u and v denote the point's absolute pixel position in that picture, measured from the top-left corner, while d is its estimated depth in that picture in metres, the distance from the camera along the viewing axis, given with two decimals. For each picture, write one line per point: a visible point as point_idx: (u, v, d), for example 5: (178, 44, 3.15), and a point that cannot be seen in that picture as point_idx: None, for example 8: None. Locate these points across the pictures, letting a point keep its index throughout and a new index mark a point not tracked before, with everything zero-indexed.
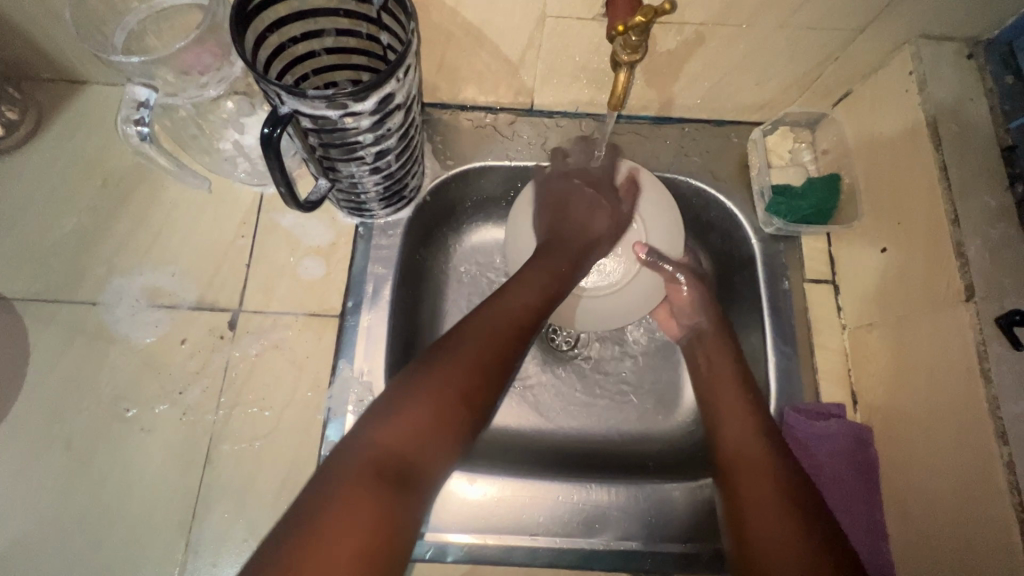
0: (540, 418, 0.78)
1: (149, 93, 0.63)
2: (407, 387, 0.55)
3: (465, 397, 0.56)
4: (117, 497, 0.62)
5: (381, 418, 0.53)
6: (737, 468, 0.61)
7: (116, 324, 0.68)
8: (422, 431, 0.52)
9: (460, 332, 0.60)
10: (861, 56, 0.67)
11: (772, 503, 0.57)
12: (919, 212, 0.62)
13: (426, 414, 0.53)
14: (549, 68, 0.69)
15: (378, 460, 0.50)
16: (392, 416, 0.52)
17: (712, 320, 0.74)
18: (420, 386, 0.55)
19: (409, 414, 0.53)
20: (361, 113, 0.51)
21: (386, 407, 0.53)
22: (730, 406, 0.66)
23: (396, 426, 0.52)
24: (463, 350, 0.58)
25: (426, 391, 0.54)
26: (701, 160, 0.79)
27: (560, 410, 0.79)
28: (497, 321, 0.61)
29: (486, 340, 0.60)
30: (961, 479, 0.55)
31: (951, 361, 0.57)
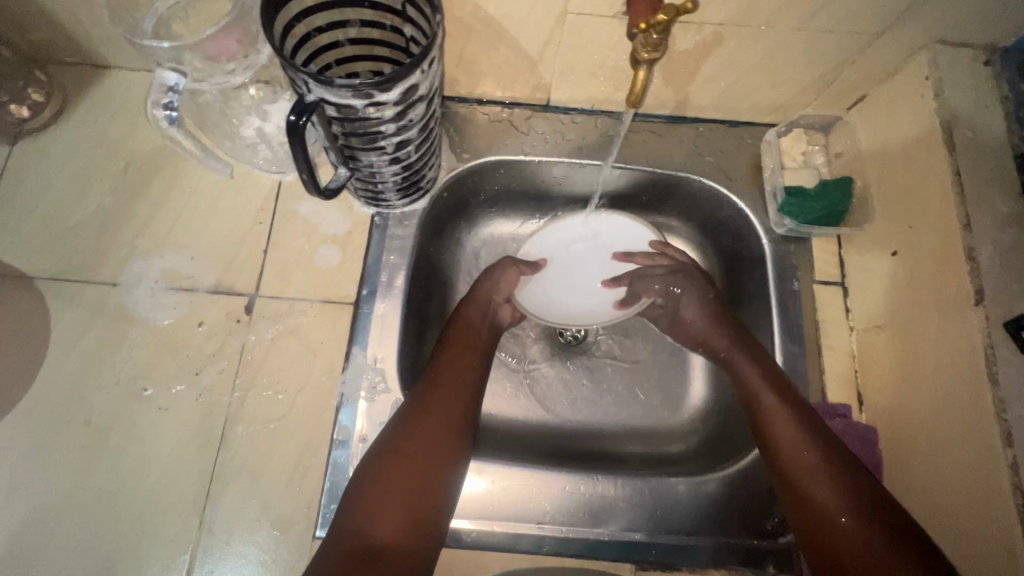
0: (546, 411, 0.79)
1: (177, 79, 0.64)
2: (368, 478, 0.57)
3: (427, 472, 0.58)
4: (134, 475, 0.63)
5: (345, 502, 0.56)
6: (794, 471, 0.60)
7: (136, 305, 0.69)
8: (379, 506, 0.55)
9: (412, 416, 0.61)
10: (878, 61, 0.67)
11: (846, 531, 0.55)
12: (931, 217, 0.63)
13: (375, 491, 0.56)
14: (567, 64, 0.70)
15: (358, 553, 0.52)
16: (363, 512, 0.54)
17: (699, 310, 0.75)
18: (380, 475, 0.56)
19: (374, 504, 0.55)
20: (384, 103, 0.52)
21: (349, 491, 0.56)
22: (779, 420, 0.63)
23: (354, 509, 0.55)
24: (419, 431, 0.60)
25: (376, 472, 0.57)
26: (714, 160, 0.80)
27: (565, 403, 0.80)
28: (442, 387, 0.64)
29: (434, 408, 0.62)
30: (965, 481, 0.56)
31: (957, 363, 0.58)
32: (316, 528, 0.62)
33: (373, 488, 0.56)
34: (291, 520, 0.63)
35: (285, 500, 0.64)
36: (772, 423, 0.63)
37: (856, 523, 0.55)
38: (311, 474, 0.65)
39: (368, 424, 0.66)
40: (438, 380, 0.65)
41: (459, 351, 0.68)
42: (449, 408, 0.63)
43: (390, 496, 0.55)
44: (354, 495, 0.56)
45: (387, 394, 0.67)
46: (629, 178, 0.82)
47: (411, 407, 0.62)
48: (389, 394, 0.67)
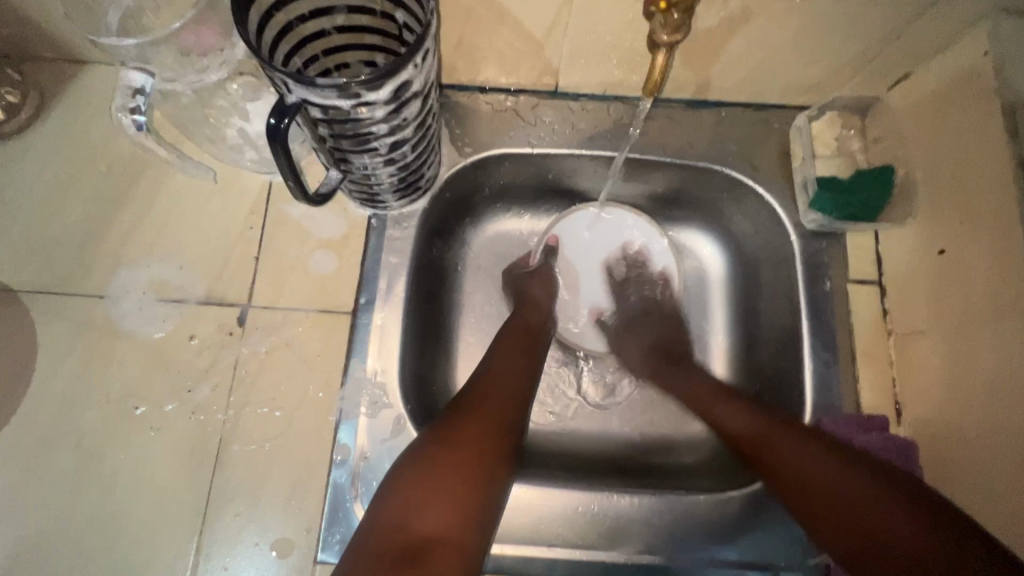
0: (559, 419, 0.75)
1: (145, 80, 0.61)
2: (418, 463, 0.54)
3: (484, 465, 0.55)
4: (128, 498, 0.61)
5: (392, 494, 0.52)
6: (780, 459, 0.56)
7: (123, 318, 0.66)
8: (433, 494, 0.51)
9: (465, 405, 0.59)
10: (927, 34, 0.60)
11: (847, 499, 0.51)
12: (987, 212, 0.56)
13: (426, 480, 0.52)
14: (577, 46, 0.64)
15: (403, 547, 0.48)
16: (411, 500, 0.51)
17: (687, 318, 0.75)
18: (433, 458, 0.54)
19: (422, 496, 0.51)
20: (375, 102, 0.46)
21: (392, 484, 0.53)
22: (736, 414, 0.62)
23: (403, 501, 0.51)
24: (474, 418, 0.58)
25: (431, 459, 0.54)
26: (738, 148, 0.73)
27: (580, 409, 0.76)
28: (497, 380, 0.63)
29: (490, 401, 0.60)
30: (1021, 511, 0.50)
31: (1016, 379, 0.52)
32: (318, 551, 0.59)
33: (424, 476, 0.52)
34: (292, 543, 0.60)
35: (284, 522, 0.61)
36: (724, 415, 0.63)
37: (814, 468, 0.54)
38: (311, 495, 0.62)
39: (369, 442, 0.63)
40: (491, 375, 0.63)
41: (513, 349, 0.67)
42: (503, 396, 0.61)
43: (444, 487, 0.52)
44: (400, 481, 0.53)
45: (389, 409, 0.64)
46: (644, 169, 0.76)
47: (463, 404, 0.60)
48: (391, 409, 0.64)
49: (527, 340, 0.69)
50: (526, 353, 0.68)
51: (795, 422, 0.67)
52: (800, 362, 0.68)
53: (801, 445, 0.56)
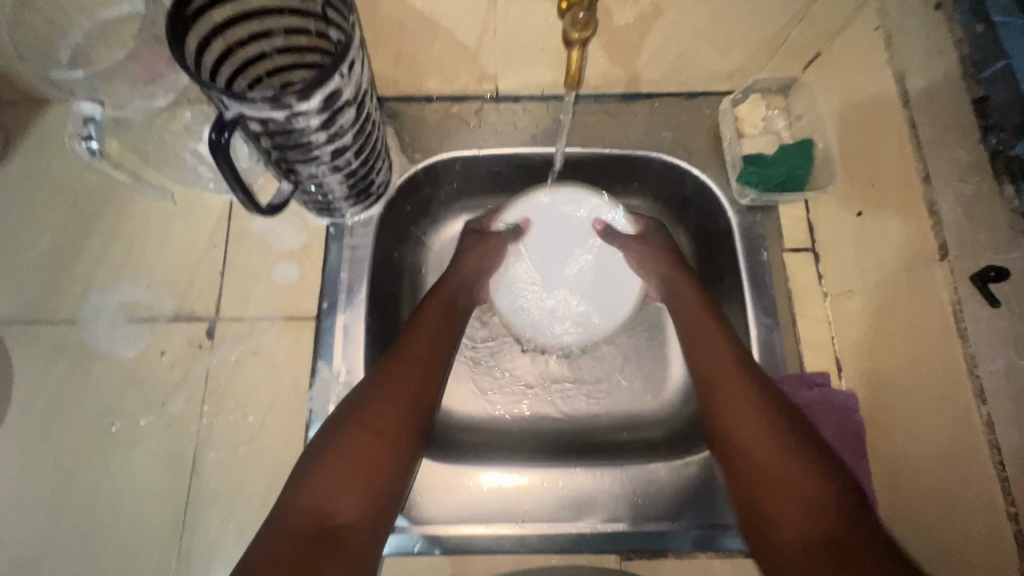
0: (523, 406, 0.78)
1: (95, 109, 0.69)
2: (334, 452, 0.54)
3: (393, 435, 0.57)
4: (109, 512, 0.63)
5: (313, 469, 0.52)
6: (700, 355, 0.65)
7: (95, 341, 0.68)
8: (351, 478, 0.52)
9: (374, 385, 0.60)
10: (826, 16, 0.65)
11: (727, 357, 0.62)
12: (893, 172, 0.60)
13: (344, 462, 0.53)
14: (508, 51, 0.68)
15: (318, 524, 0.49)
16: (326, 485, 0.51)
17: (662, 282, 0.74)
18: (339, 450, 0.54)
19: (337, 478, 0.52)
20: (307, 111, 0.50)
21: (311, 464, 0.53)
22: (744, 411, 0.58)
23: (326, 481, 0.52)
24: (382, 403, 0.58)
25: (346, 443, 0.54)
26: (672, 135, 0.78)
27: (540, 398, 0.78)
28: (411, 353, 0.63)
29: (408, 370, 0.61)
30: (942, 446, 0.53)
31: (928, 322, 0.55)
32: None
33: (336, 457, 0.53)
34: None
35: (262, 523, 0.63)
36: (726, 399, 0.59)
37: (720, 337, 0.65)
38: None
39: None
40: (406, 344, 0.64)
41: (434, 317, 0.68)
42: (412, 381, 0.61)
43: (357, 466, 0.53)
44: (312, 468, 0.53)
45: None
46: (585, 162, 0.80)
47: (380, 371, 0.61)
48: None
49: (442, 318, 0.68)
50: (441, 338, 0.66)
51: None
52: (746, 329, 0.72)
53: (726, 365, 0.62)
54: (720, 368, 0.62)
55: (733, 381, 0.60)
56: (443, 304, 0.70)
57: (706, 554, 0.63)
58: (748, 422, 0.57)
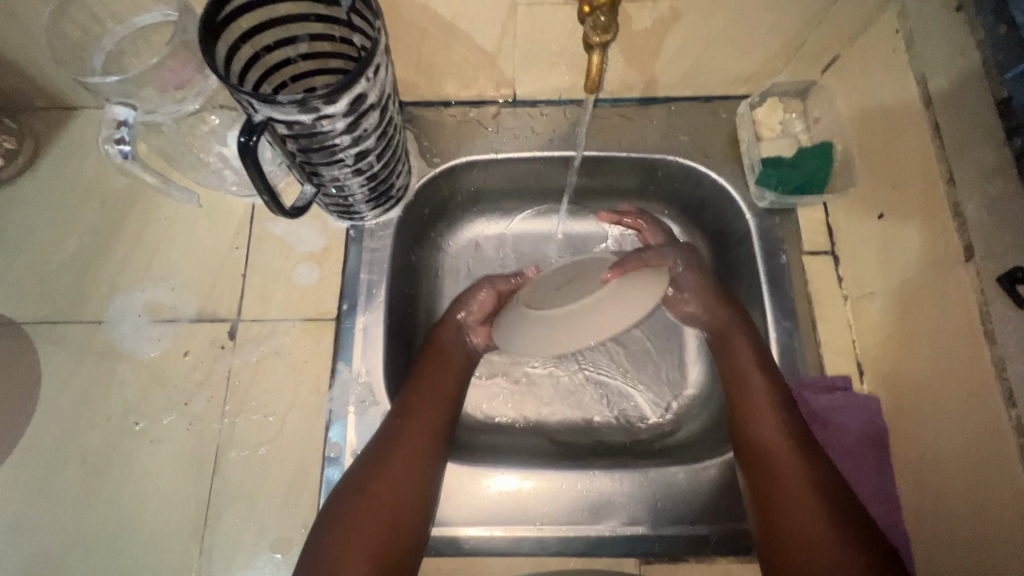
0: (555, 399, 0.78)
1: (128, 113, 0.62)
2: (332, 531, 0.54)
3: (404, 508, 0.56)
4: (131, 510, 0.64)
5: (321, 547, 0.53)
6: (739, 390, 0.65)
7: (121, 341, 0.69)
8: (358, 553, 0.53)
9: (378, 453, 0.59)
10: (845, 19, 0.65)
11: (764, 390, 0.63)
12: (916, 174, 0.60)
13: (353, 537, 0.53)
14: (527, 55, 0.69)
15: None
16: (329, 567, 0.52)
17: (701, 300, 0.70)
18: (345, 523, 0.54)
19: (345, 553, 0.53)
20: (334, 115, 0.51)
21: (321, 537, 0.54)
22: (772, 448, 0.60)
23: (334, 559, 0.52)
24: (388, 477, 0.57)
25: (352, 519, 0.54)
26: (689, 138, 0.78)
27: (571, 386, 0.79)
28: (414, 420, 0.62)
29: (411, 437, 0.60)
30: (970, 450, 0.53)
31: (953, 324, 0.55)
32: None
33: (344, 530, 0.54)
34: (290, 541, 0.63)
35: (281, 523, 0.63)
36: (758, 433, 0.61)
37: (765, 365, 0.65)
38: (306, 494, 0.64)
39: (359, 438, 0.66)
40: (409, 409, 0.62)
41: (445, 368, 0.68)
42: (423, 452, 0.60)
43: (365, 542, 0.53)
44: (322, 544, 0.53)
45: (376, 407, 0.67)
46: (601, 166, 0.80)
47: (381, 442, 0.60)
48: (379, 407, 0.67)
49: (438, 380, 0.66)
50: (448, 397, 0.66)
51: None
52: (765, 332, 0.71)
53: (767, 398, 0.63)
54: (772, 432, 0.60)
55: (769, 418, 0.61)
56: (437, 364, 0.68)
57: (727, 558, 0.63)
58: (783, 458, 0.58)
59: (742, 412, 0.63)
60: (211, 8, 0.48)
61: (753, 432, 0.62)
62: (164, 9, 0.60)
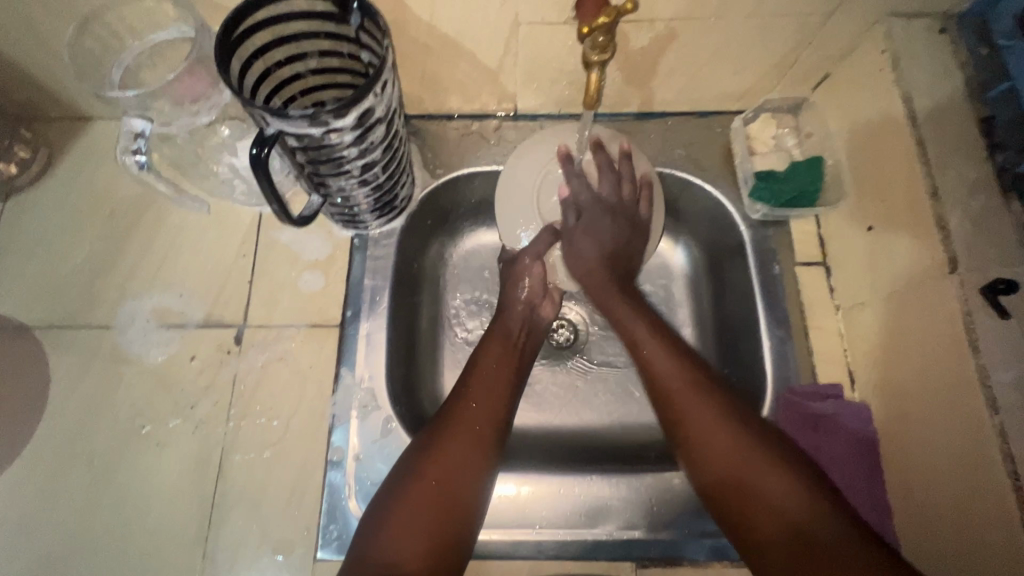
0: (566, 415, 0.79)
1: (144, 125, 0.67)
2: (394, 505, 0.56)
3: (457, 488, 0.57)
4: (136, 511, 0.65)
5: (381, 523, 0.55)
6: (667, 391, 0.61)
7: (129, 345, 0.71)
8: (417, 530, 0.54)
9: (436, 432, 0.60)
10: (834, 39, 0.68)
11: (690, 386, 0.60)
12: (902, 188, 0.62)
13: (410, 515, 0.55)
14: (528, 72, 0.71)
15: None
16: (391, 538, 0.54)
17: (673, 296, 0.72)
18: (406, 500, 0.56)
19: (402, 530, 0.54)
20: (342, 128, 0.53)
21: (380, 513, 0.56)
22: (722, 451, 0.56)
23: (392, 536, 0.54)
24: (445, 453, 0.58)
25: (411, 496, 0.56)
26: (685, 152, 0.80)
27: (579, 405, 0.79)
28: (474, 403, 0.62)
29: (470, 418, 0.61)
30: (955, 456, 0.54)
31: (938, 333, 0.57)
32: (317, 549, 0.63)
33: (401, 508, 0.55)
34: (292, 543, 0.64)
35: (284, 525, 0.65)
36: (705, 439, 0.57)
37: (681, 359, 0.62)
38: (308, 497, 0.66)
39: (361, 443, 0.67)
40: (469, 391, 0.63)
41: (498, 346, 0.68)
42: (474, 433, 0.60)
43: (424, 519, 0.55)
44: (380, 521, 0.55)
45: (378, 411, 0.68)
46: None
47: (443, 420, 0.61)
48: (380, 412, 0.68)
49: (505, 353, 0.68)
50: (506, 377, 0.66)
51: (758, 396, 0.72)
52: (759, 341, 0.73)
53: (695, 400, 0.59)
54: (699, 407, 0.59)
55: (699, 420, 0.58)
56: (503, 343, 0.68)
57: (721, 563, 0.64)
58: (725, 458, 0.56)
59: (667, 393, 0.61)
60: (227, 27, 0.51)
61: (693, 433, 0.58)
62: (180, 26, 0.63)
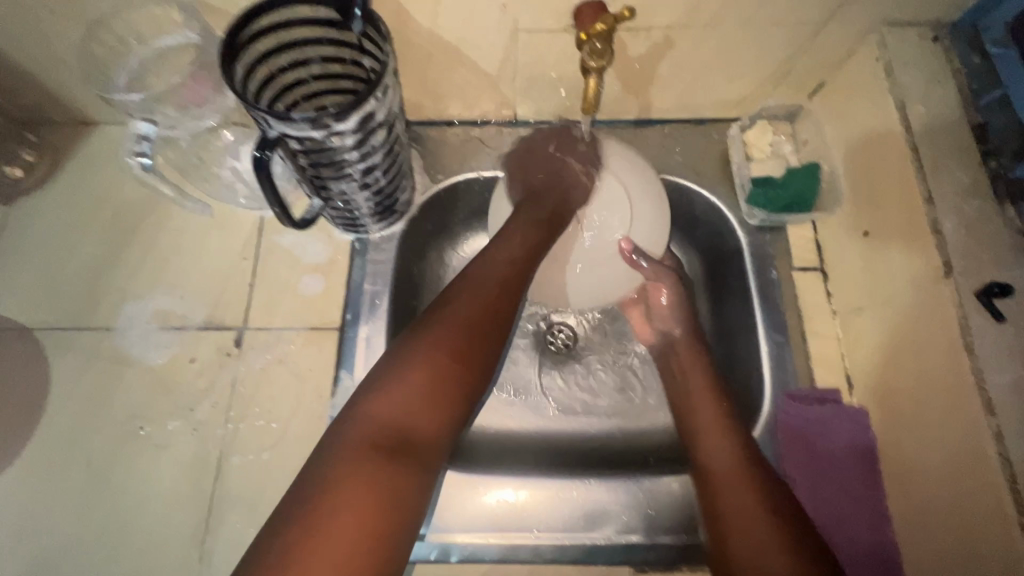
0: (565, 420, 0.79)
1: (150, 128, 0.69)
2: (403, 363, 0.52)
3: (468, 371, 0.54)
4: (134, 513, 0.65)
5: (378, 384, 0.51)
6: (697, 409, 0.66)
7: (129, 347, 0.71)
8: (423, 392, 0.51)
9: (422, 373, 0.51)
10: (829, 47, 0.69)
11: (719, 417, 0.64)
12: (897, 194, 0.63)
13: (420, 372, 0.52)
14: (528, 79, 0.72)
15: (379, 454, 0.47)
16: (393, 397, 0.50)
17: (688, 331, 0.73)
18: (399, 388, 0.51)
19: (406, 384, 0.51)
20: (343, 132, 0.54)
21: (391, 366, 0.52)
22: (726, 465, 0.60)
23: (390, 395, 0.50)
24: (454, 319, 0.56)
25: (421, 356, 0.53)
26: (683, 159, 0.81)
27: (577, 410, 0.79)
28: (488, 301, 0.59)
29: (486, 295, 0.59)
30: (952, 460, 0.54)
31: (934, 336, 0.57)
32: None
33: (413, 359, 0.52)
34: None
35: None
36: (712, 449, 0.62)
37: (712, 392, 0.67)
38: None
39: None
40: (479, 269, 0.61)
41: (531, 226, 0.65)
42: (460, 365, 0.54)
43: (429, 376, 0.52)
44: (383, 377, 0.52)
45: None
46: None
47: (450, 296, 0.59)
48: None
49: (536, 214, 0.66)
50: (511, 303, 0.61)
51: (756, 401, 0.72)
52: (756, 346, 0.73)
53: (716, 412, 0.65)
54: (709, 408, 0.65)
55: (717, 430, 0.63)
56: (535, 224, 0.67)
57: None
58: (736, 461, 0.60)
59: (690, 403, 0.67)
60: (232, 31, 0.52)
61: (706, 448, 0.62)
62: (188, 32, 0.63)
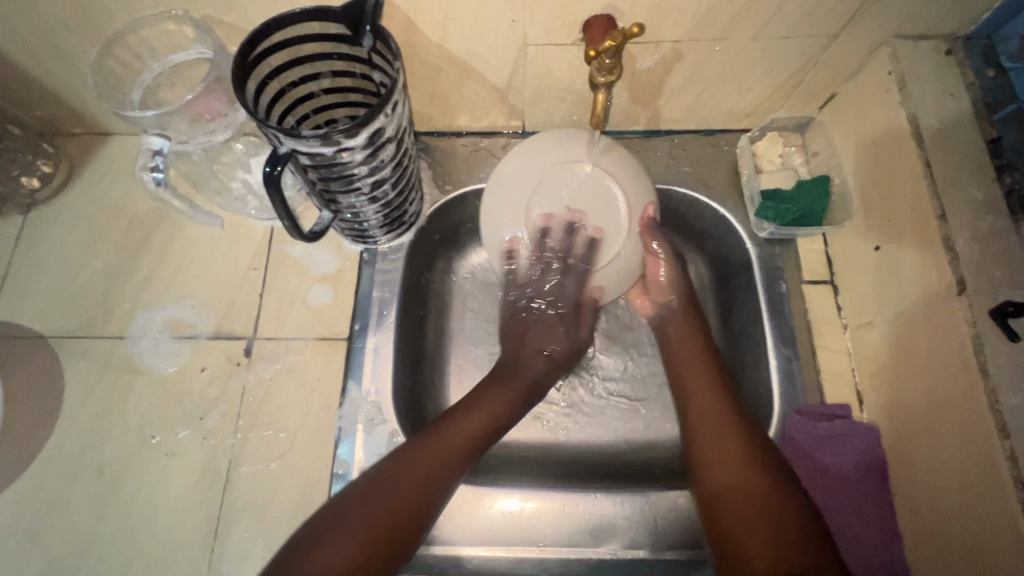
0: (571, 432, 0.78)
1: (161, 143, 0.67)
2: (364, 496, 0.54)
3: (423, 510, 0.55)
4: (144, 521, 0.66)
5: (335, 522, 0.52)
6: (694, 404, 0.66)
7: (141, 356, 0.72)
8: (374, 538, 0.52)
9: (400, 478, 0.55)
10: (841, 60, 0.68)
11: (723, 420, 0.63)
12: (908, 209, 0.62)
13: (372, 519, 0.52)
14: (536, 91, 0.73)
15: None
16: (343, 543, 0.50)
17: (684, 303, 0.74)
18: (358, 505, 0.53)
19: (358, 518, 0.52)
20: (353, 148, 0.54)
21: (346, 503, 0.53)
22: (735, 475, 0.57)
23: (347, 531, 0.51)
24: (420, 462, 0.57)
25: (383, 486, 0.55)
26: (691, 170, 0.81)
27: (583, 421, 0.79)
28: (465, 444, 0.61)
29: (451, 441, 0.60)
30: (964, 482, 0.54)
31: (946, 354, 0.56)
32: None
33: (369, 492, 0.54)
34: None
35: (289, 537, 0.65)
36: (714, 451, 0.60)
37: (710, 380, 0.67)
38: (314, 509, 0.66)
39: (366, 456, 0.67)
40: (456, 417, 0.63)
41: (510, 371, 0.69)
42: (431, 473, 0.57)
43: (383, 510, 0.53)
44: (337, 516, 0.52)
45: (384, 425, 0.69)
46: None
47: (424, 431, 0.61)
48: (386, 425, 0.69)
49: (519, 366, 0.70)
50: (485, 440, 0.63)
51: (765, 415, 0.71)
52: (765, 360, 0.72)
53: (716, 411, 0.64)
54: (709, 399, 0.65)
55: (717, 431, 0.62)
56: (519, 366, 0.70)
57: None
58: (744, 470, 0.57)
59: (685, 387, 0.68)
60: (244, 49, 0.52)
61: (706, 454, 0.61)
62: (199, 47, 0.64)
